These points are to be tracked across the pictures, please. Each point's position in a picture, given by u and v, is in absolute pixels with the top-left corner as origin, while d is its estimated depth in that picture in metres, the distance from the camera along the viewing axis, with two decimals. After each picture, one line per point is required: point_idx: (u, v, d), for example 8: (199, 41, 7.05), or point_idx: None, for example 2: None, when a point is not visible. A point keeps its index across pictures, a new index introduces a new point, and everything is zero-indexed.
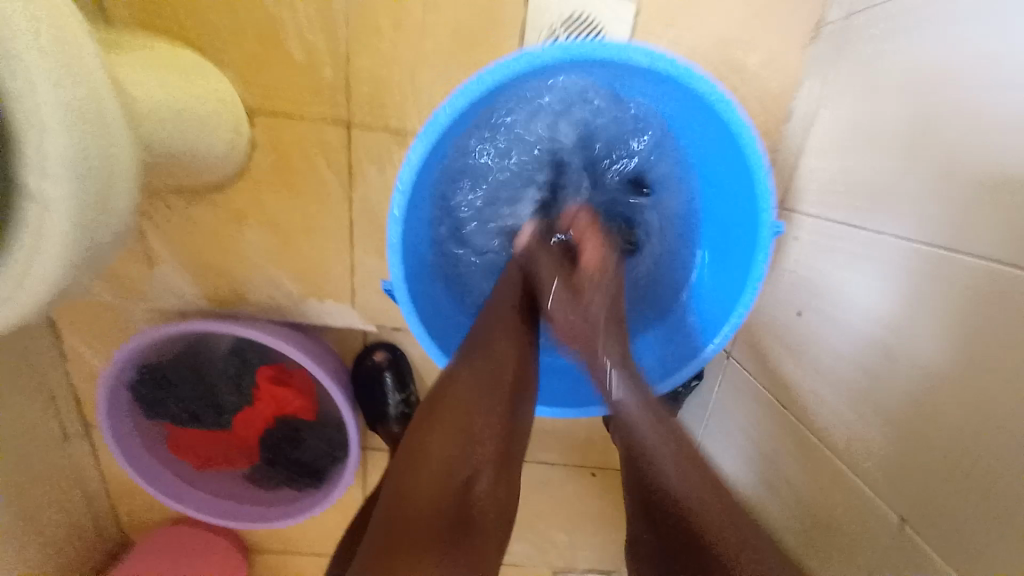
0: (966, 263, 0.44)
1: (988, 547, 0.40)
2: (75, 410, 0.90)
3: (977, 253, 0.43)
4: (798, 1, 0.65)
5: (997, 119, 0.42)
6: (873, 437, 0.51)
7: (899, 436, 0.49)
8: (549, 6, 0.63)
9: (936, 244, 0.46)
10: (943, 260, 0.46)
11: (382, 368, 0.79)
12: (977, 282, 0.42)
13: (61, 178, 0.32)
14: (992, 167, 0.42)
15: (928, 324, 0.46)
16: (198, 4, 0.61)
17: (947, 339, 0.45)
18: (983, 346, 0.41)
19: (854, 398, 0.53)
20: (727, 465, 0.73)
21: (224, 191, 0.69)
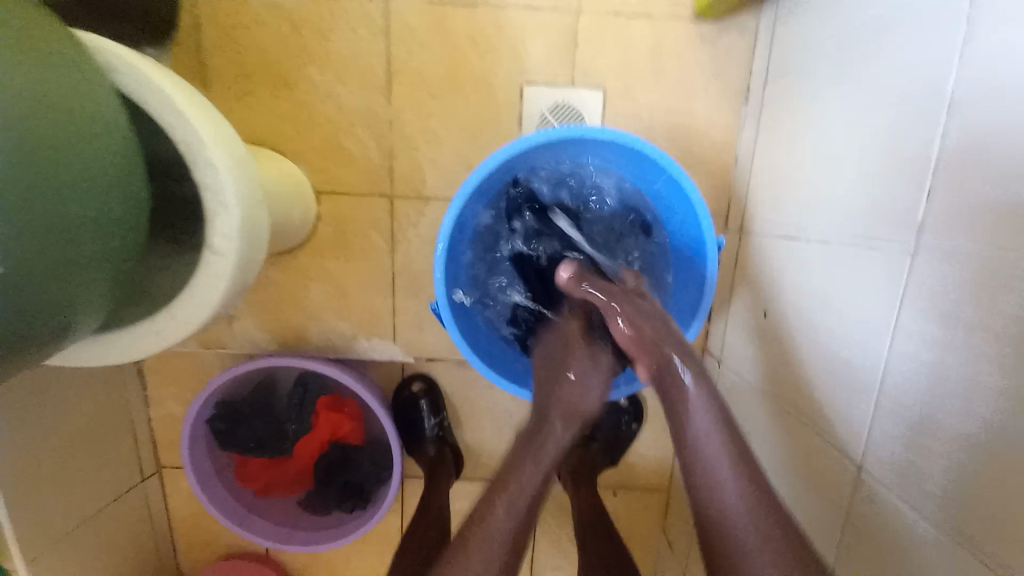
0: (967, 262, 0.44)
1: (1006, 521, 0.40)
2: (151, 453, 1.00)
3: (969, 253, 0.44)
4: (730, 77, 0.84)
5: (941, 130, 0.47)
6: (913, 455, 0.49)
7: (953, 456, 0.45)
8: (537, 98, 0.83)
9: (929, 250, 0.48)
10: (941, 264, 0.46)
11: (418, 396, 0.93)
12: (995, 278, 0.41)
13: (233, 239, 0.50)
14: (969, 166, 0.44)
15: (929, 325, 0.47)
16: (279, 118, 0.83)
17: (964, 341, 0.44)
18: (989, 339, 0.42)
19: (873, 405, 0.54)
20: None
21: (292, 252, 0.88)
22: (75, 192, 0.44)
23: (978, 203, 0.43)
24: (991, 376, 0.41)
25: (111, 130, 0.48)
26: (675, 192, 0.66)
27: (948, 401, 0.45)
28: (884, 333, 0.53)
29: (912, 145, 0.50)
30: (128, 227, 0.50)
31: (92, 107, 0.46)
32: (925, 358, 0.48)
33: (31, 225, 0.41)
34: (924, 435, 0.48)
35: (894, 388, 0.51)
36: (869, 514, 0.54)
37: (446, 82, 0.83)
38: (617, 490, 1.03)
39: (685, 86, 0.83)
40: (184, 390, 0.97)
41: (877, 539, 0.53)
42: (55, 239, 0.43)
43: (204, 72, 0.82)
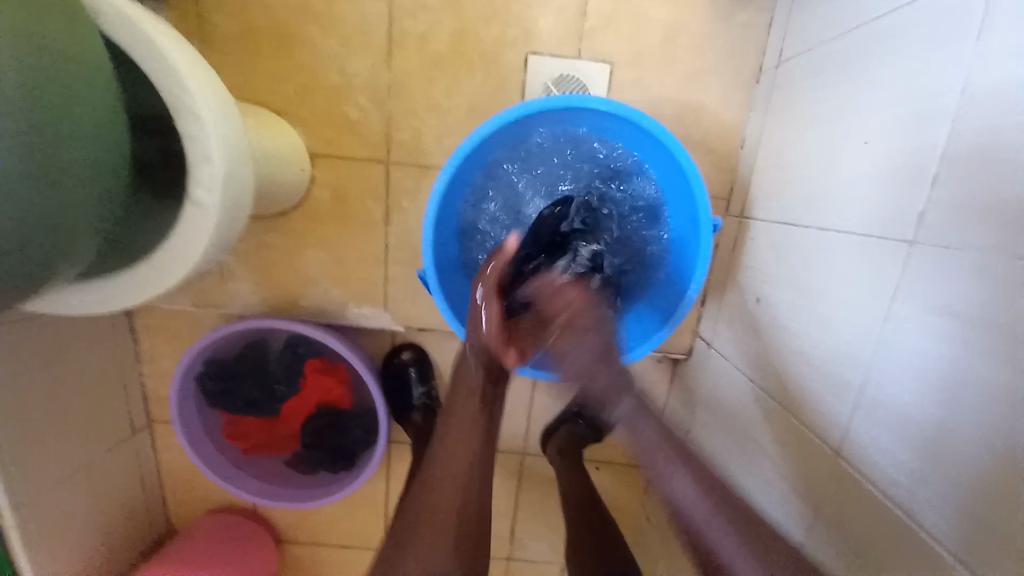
0: (970, 256, 0.42)
1: (1004, 527, 0.38)
2: (142, 407, 1.01)
3: (973, 247, 0.42)
4: (743, 56, 0.80)
5: (953, 117, 0.45)
6: (895, 451, 0.48)
7: (935, 453, 0.44)
8: (542, 68, 0.81)
9: (933, 243, 0.46)
10: (941, 258, 0.45)
11: (408, 364, 0.94)
12: (1002, 274, 0.39)
13: (215, 192, 0.49)
14: (975, 154, 0.42)
15: (925, 319, 0.46)
16: (276, 75, 0.81)
17: (963, 337, 0.42)
18: (988, 336, 0.40)
19: (860, 400, 0.53)
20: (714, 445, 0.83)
21: (286, 215, 0.87)
22: (57, 137, 0.43)
23: (981, 191, 0.42)
24: (975, 366, 0.41)
25: (92, 73, 0.46)
26: (673, 169, 0.65)
27: (931, 391, 0.45)
28: (876, 321, 0.52)
29: (920, 131, 0.48)
30: (109, 176, 0.49)
31: (74, 48, 0.44)
32: (915, 348, 0.47)
33: (20, 164, 0.41)
34: (905, 424, 0.47)
35: (880, 377, 0.51)
36: (843, 504, 0.54)
37: (449, 47, 0.80)
38: (601, 467, 1.05)
39: (697, 63, 0.80)
40: (177, 348, 0.98)
41: (850, 523, 0.53)
42: (37, 184, 0.42)
43: (200, 22, 0.79)
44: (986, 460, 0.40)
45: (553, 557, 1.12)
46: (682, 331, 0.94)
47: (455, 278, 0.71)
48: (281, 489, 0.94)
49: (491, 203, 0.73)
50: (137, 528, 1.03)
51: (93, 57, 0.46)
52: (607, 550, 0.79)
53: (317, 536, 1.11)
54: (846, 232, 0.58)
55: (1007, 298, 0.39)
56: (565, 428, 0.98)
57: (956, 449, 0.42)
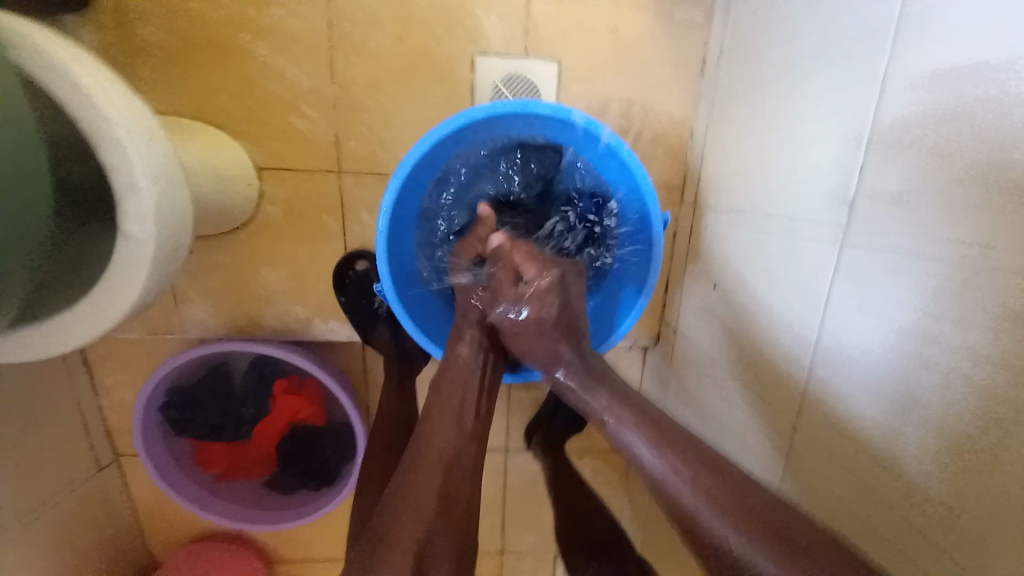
0: (947, 252, 0.40)
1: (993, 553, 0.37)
2: (107, 441, 0.97)
3: (946, 239, 0.40)
4: (687, 46, 0.81)
5: (898, 101, 0.45)
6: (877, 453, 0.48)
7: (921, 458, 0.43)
8: (489, 69, 0.80)
9: (903, 235, 0.44)
10: (913, 252, 0.43)
11: (366, 275, 0.86)
12: (982, 277, 0.38)
13: (147, 225, 0.47)
14: (920, 139, 0.43)
15: (899, 315, 0.45)
16: (213, 88, 0.78)
17: (939, 337, 0.41)
18: (970, 342, 0.39)
19: (839, 396, 0.52)
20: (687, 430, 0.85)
21: (239, 234, 0.84)
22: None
23: (905, 185, 0.44)
24: (906, 349, 0.44)
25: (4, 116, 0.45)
26: (620, 168, 0.65)
27: (872, 376, 0.48)
28: (818, 308, 0.55)
29: (857, 119, 0.50)
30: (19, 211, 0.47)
31: None
32: (854, 334, 0.50)
33: None
34: (850, 400, 0.50)
35: (825, 362, 0.54)
36: (822, 489, 0.55)
37: (392, 51, 0.79)
38: (581, 457, 1.06)
39: (642, 55, 0.81)
40: (137, 376, 0.94)
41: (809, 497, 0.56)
42: None
43: (129, 35, 0.75)
44: (924, 445, 0.43)
45: (542, 548, 1.14)
46: (650, 319, 0.96)
47: (415, 289, 0.71)
48: (256, 512, 0.92)
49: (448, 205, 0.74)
50: (115, 565, 1.00)
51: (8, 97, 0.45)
52: (575, 548, 0.86)
53: (304, 553, 1.10)
54: (805, 220, 0.57)
55: (936, 289, 0.41)
56: (545, 423, 0.98)
57: (899, 424, 0.45)
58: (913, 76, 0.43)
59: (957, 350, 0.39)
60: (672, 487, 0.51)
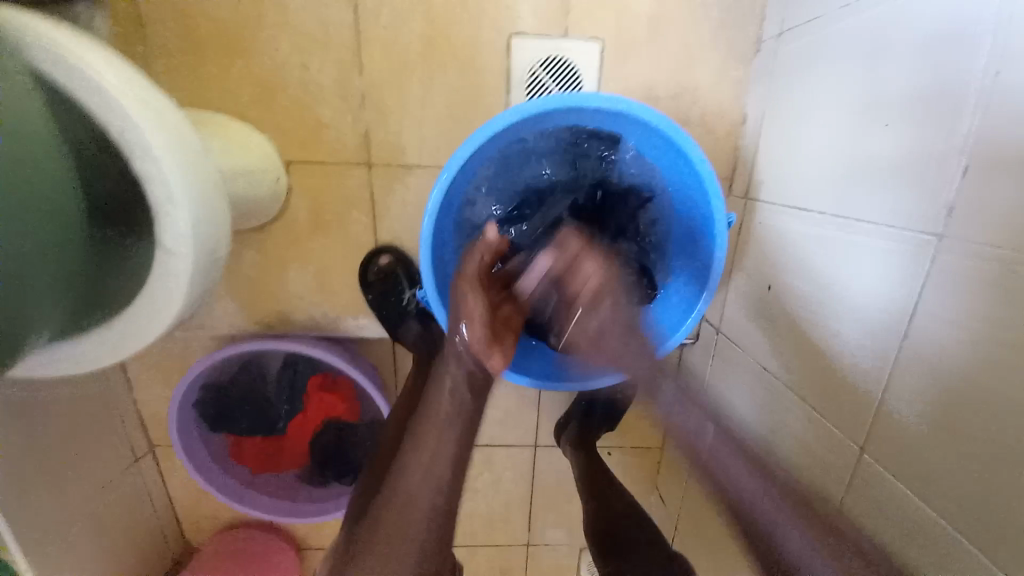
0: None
1: None
2: (142, 434, 0.98)
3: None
4: (741, 23, 0.75)
5: (995, 94, 0.40)
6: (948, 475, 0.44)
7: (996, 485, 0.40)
8: (526, 52, 0.75)
9: (979, 247, 0.41)
10: (991, 266, 0.41)
11: (390, 268, 0.83)
12: None
13: (184, 237, 0.46)
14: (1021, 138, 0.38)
15: (968, 331, 0.42)
16: (237, 78, 0.74)
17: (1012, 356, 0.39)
18: None
19: (899, 409, 0.49)
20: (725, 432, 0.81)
21: (266, 230, 0.81)
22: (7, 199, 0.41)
23: (1012, 190, 0.39)
24: (999, 373, 0.40)
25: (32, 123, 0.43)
26: (676, 160, 0.62)
27: (959, 399, 0.43)
28: (900, 320, 0.49)
29: (945, 111, 0.44)
30: (74, 230, 0.47)
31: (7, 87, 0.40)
32: (941, 356, 0.45)
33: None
34: (916, 415, 0.48)
35: (907, 379, 0.49)
36: (865, 494, 0.53)
37: (424, 34, 0.74)
38: (613, 452, 1.04)
39: (691, 34, 0.75)
40: (168, 373, 0.94)
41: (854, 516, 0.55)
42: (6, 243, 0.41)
43: (148, 22, 0.71)
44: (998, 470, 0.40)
45: (572, 539, 1.14)
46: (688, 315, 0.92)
47: None
48: (292, 507, 0.93)
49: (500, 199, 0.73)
50: (155, 551, 1.02)
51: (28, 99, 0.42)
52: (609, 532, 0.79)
53: None
54: (870, 219, 0.53)
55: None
56: (577, 423, 0.95)
57: (971, 446, 0.42)
58: (1017, 68, 0.39)
59: None
60: (750, 498, 0.58)
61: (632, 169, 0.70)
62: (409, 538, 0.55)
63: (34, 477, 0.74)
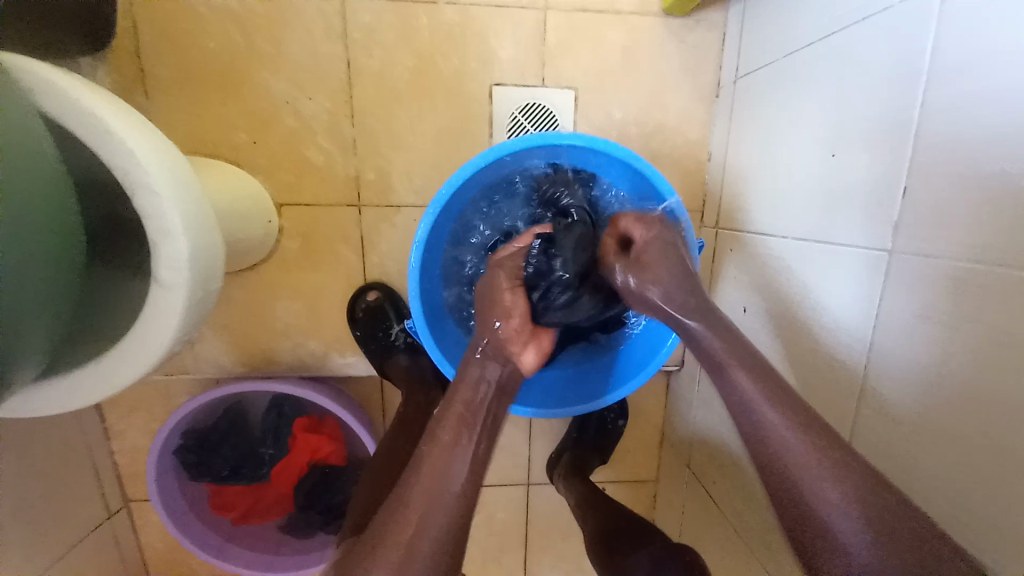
0: (978, 269, 0.41)
1: None
2: (118, 487, 0.93)
3: (977, 257, 0.41)
4: (700, 71, 0.83)
5: (925, 122, 0.46)
6: (931, 474, 0.46)
7: (979, 482, 0.42)
8: (506, 100, 0.81)
9: (932, 256, 0.45)
10: (945, 270, 0.44)
11: (379, 304, 0.85)
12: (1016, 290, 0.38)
13: (181, 270, 0.48)
14: (950, 157, 0.43)
15: (935, 334, 0.45)
16: (233, 128, 0.78)
17: (977, 353, 0.41)
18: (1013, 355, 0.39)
19: (880, 418, 0.51)
20: (715, 444, 0.82)
21: (256, 270, 0.83)
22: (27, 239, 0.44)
23: (946, 201, 0.44)
24: (961, 368, 0.43)
25: (41, 169, 0.45)
26: (648, 191, 0.67)
27: (929, 395, 0.46)
28: (867, 331, 0.52)
29: (885, 138, 0.50)
30: (65, 263, 0.48)
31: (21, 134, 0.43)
32: (907, 360, 0.48)
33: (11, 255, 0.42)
34: (892, 420, 0.50)
35: (883, 390, 0.51)
36: None
37: (411, 84, 0.79)
38: (608, 486, 1.02)
39: (655, 81, 0.82)
40: (148, 419, 0.91)
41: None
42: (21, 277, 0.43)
43: (151, 79, 0.76)
44: (979, 465, 0.42)
45: None
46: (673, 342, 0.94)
47: (444, 324, 0.71)
48: (273, 561, 0.88)
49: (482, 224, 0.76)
50: None
51: (43, 144, 0.44)
52: (614, 536, 0.74)
53: None
54: (832, 239, 0.57)
55: (985, 309, 0.41)
56: (569, 454, 0.93)
57: (949, 444, 0.44)
58: (940, 99, 0.44)
59: (1001, 368, 0.40)
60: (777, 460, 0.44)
61: (606, 199, 0.75)
62: (420, 556, 0.47)
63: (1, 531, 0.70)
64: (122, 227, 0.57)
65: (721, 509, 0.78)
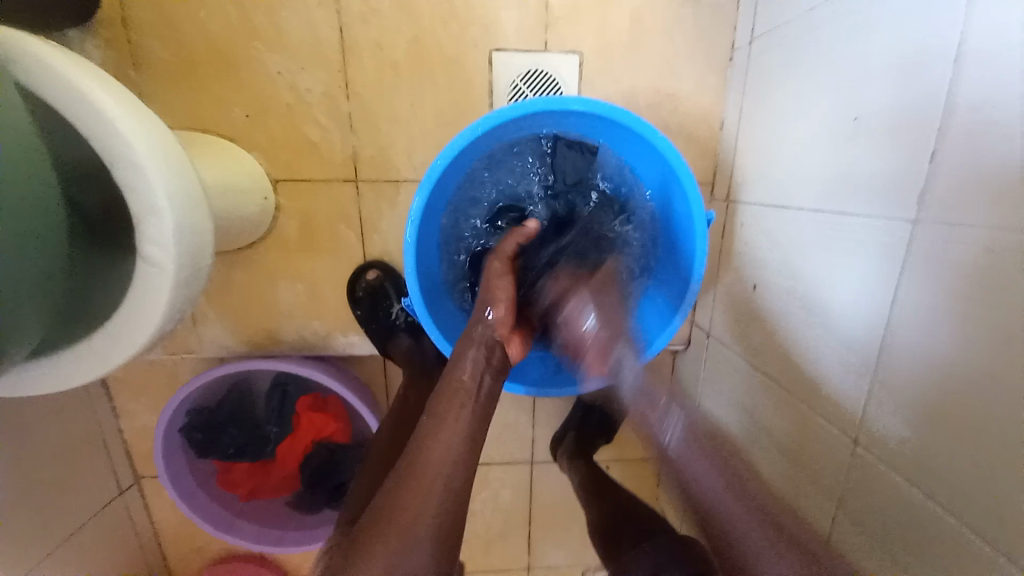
0: (1002, 239, 0.39)
1: None
2: (128, 464, 0.95)
3: (1003, 227, 0.38)
4: (713, 34, 0.78)
5: (955, 81, 0.42)
6: (942, 455, 0.44)
7: (991, 462, 0.40)
8: (507, 69, 0.77)
9: (955, 226, 0.42)
10: (967, 240, 0.41)
11: (379, 282, 0.83)
12: None
13: (168, 247, 0.46)
14: (982, 119, 0.40)
15: (952, 308, 0.43)
16: (225, 101, 0.76)
17: (994, 330, 0.39)
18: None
19: (891, 397, 0.49)
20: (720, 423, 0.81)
21: (255, 249, 0.81)
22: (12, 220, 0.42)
23: (970, 165, 0.41)
24: (978, 346, 0.41)
25: (24, 148, 0.43)
26: (654, 160, 0.64)
27: (944, 373, 0.44)
28: (884, 307, 0.50)
29: (910, 103, 0.47)
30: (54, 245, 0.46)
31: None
32: (924, 337, 0.45)
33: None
34: (905, 398, 0.48)
35: (899, 367, 0.48)
36: (867, 486, 0.53)
37: (408, 53, 0.76)
38: (612, 465, 1.02)
39: (665, 46, 0.78)
40: (154, 398, 0.92)
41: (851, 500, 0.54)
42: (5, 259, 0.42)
43: (139, 51, 0.73)
44: (992, 446, 0.40)
45: (572, 560, 1.10)
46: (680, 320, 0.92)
47: (442, 301, 0.70)
48: (283, 537, 0.89)
49: (480, 200, 0.74)
50: None
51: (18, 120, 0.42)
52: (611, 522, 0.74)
53: None
54: (849, 211, 0.54)
55: (1009, 282, 0.38)
56: (573, 433, 0.93)
57: (962, 423, 0.42)
58: (973, 53, 0.40)
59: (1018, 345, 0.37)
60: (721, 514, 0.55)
61: (609, 171, 0.72)
62: (416, 540, 0.46)
63: (12, 507, 0.71)
64: (116, 213, 0.55)
65: None
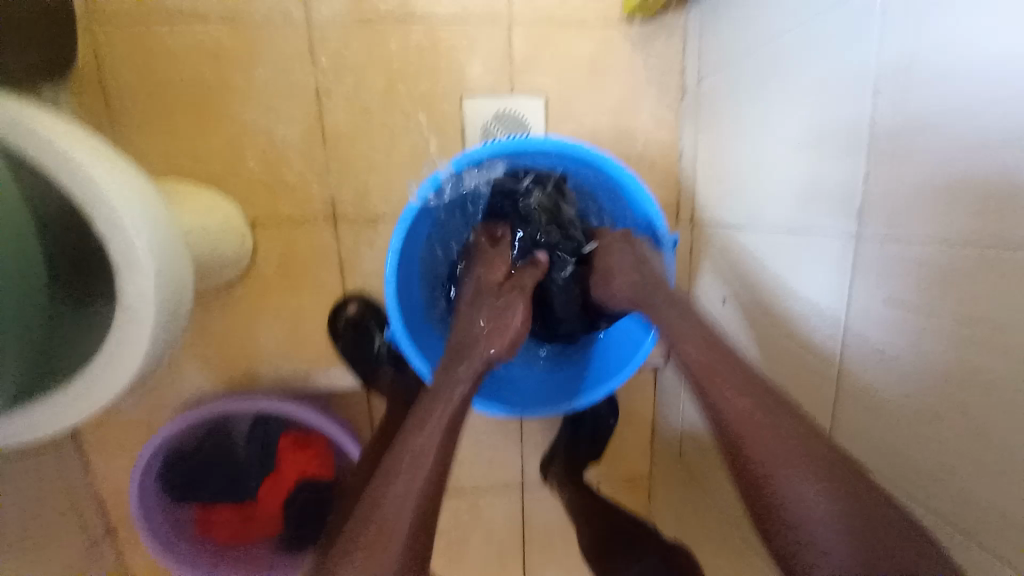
0: (936, 249, 0.43)
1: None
2: (102, 520, 0.91)
3: (933, 238, 0.43)
4: (667, 71, 0.84)
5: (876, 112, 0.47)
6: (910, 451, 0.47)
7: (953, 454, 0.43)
8: (477, 109, 0.81)
9: (892, 239, 0.47)
10: (905, 251, 0.45)
11: (360, 317, 0.84)
12: (967, 267, 0.40)
13: (148, 294, 0.47)
14: (902, 144, 0.45)
15: (901, 314, 0.46)
16: (203, 149, 0.77)
17: (940, 332, 0.43)
18: (971, 331, 0.40)
19: (858, 401, 0.52)
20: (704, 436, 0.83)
21: (234, 291, 0.82)
22: None
23: (898, 185, 0.46)
24: (929, 349, 0.44)
25: None
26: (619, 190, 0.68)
27: (903, 376, 0.47)
28: (840, 317, 0.53)
29: (844, 130, 0.51)
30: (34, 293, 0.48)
31: None
32: (879, 343, 0.49)
33: None
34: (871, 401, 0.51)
35: (862, 373, 0.51)
36: None
37: (381, 96, 0.79)
38: (604, 487, 1.02)
39: (622, 84, 0.83)
40: (130, 449, 0.89)
41: None
42: None
43: (117, 104, 0.75)
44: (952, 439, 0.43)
45: None
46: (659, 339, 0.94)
47: (425, 332, 0.72)
48: None
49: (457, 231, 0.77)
50: None
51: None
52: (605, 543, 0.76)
53: None
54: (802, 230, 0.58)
55: (948, 287, 0.42)
56: (561, 457, 0.93)
57: (923, 421, 0.45)
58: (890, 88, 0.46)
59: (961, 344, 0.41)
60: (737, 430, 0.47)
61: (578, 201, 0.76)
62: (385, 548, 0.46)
63: None
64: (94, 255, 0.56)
65: (716, 503, 0.79)
